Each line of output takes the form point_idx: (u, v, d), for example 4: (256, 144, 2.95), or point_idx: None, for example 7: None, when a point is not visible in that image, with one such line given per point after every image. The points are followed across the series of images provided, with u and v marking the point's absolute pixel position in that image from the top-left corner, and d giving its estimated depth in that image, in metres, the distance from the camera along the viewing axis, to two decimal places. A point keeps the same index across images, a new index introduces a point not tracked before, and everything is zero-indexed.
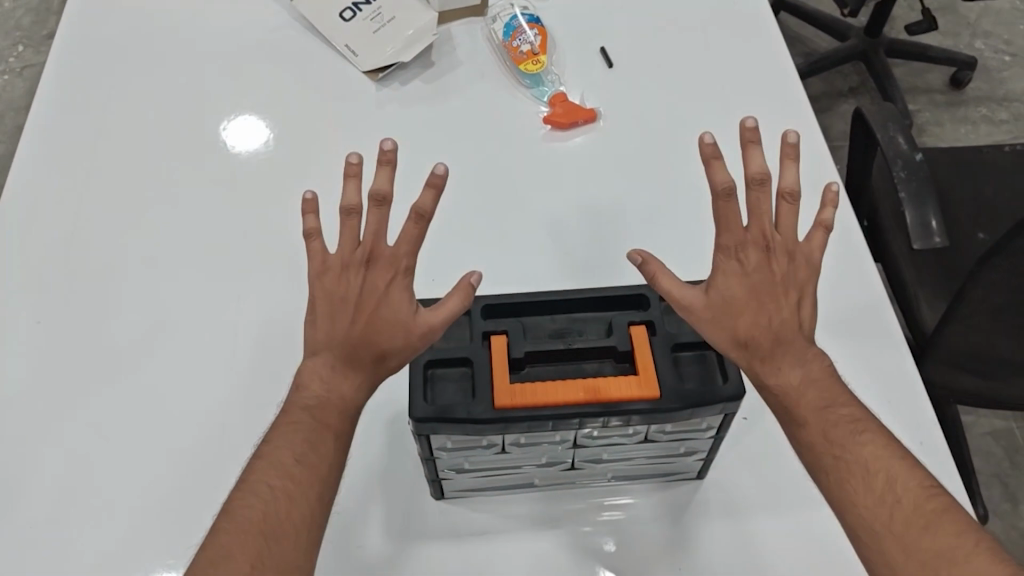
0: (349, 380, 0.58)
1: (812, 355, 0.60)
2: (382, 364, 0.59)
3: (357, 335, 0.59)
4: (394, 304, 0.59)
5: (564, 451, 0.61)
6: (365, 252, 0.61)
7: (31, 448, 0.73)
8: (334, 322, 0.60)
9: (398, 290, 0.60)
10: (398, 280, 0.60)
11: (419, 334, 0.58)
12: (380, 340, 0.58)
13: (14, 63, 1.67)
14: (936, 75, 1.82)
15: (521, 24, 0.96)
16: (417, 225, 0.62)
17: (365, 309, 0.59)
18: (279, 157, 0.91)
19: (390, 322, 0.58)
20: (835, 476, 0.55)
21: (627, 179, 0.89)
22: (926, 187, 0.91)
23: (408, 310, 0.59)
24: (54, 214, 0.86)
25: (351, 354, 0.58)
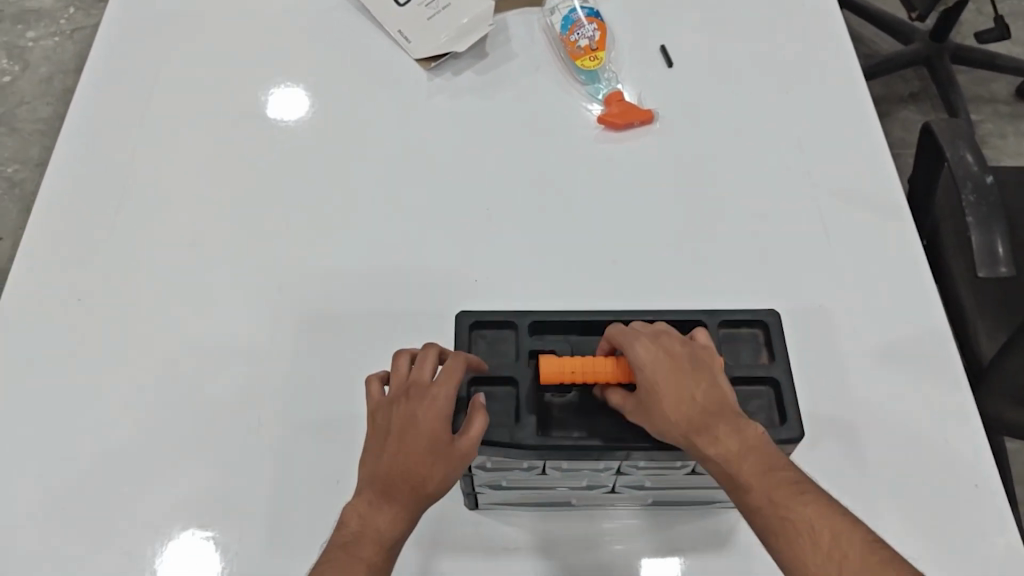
0: (384, 511, 0.55)
1: (745, 423, 0.56)
2: (422, 490, 0.55)
3: (394, 466, 0.56)
4: (430, 431, 0.56)
5: (606, 476, 0.61)
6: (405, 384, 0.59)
7: (70, 424, 0.73)
8: (374, 455, 0.57)
9: (435, 415, 0.56)
10: (434, 408, 0.56)
11: (450, 460, 0.55)
12: (413, 473, 0.55)
13: (66, 25, 1.68)
14: (1002, 85, 1.74)
15: (579, 17, 0.92)
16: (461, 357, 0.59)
17: (401, 439, 0.56)
18: (326, 144, 0.89)
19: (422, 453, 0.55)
20: (778, 537, 0.52)
21: (681, 186, 0.85)
22: (996, 212, 0.86)
23: (446, 437, 0.56)
24: (102, 188, 0.86)
25: (388, 485, 0.56)
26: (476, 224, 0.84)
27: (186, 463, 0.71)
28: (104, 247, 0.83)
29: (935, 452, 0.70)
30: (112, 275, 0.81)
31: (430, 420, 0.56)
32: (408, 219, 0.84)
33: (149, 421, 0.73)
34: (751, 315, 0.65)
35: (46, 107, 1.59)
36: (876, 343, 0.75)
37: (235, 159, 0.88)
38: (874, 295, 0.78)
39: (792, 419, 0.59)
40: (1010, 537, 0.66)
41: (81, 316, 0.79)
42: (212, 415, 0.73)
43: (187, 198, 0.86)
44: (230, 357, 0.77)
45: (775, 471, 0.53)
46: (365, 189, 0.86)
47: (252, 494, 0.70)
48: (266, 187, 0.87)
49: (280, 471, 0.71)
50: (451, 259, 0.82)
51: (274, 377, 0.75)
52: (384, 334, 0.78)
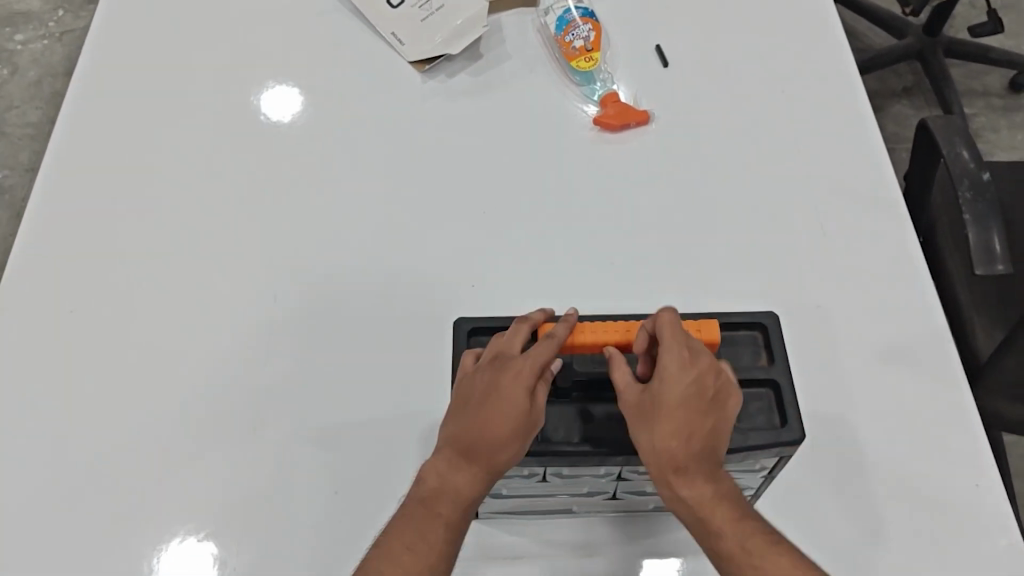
0: (464, 474, 0.57)
1: (722, 474, 0.57)
2: (496, 456, 0.56)
3: (475, 427, 0.58)
4: (510, 393, 0.57)
5: (607, 482, 0.62)
6: (495, 351, 0.61)
7: (67, 435, 0.72)
8: (458, 417, 0.59)
9: (516, 376, 0.58)
10: (522, 378, 0.58)
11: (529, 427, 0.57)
12: (495, 438, 0.56)
13: (54, 28, 1.66)
14: (995, 78, 1.74)
15: (575, 17, 0.92)
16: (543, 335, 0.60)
17: (485, 399, 0.58)
18: (320, 148, 0.88)
19: (505, 416, 0.57)
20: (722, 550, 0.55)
21: (678, 187, 0.85)
22: (993, 208, 0.86)
23: (525, 400, 0.57)
24: (94, 195, 0.85)
25: (468, 445, 0.58)
26: (473, 229, 0.83)
27: (185, 473, 0.71)
28: (98, 254, 0.82)
29: (935, 452, 0.70)
30: (106, 284, 0.80)
31: (514, 381, 0.57)
32: (405, 223, 0.84)
33: (147, 431, 0.73)
34: (749, 318, 0.65)
35: (36, 110, 1.58)
36: (874, 342, 0.75)
37: (229, 165, 0.87)
38: (872, 295, 0.78)
39: (793, 422, 0.59)
40: (1011, 536, 0.66)
41: (75, 325, 0.78)
42: (210, 424, 0.73)
43: (181, 204, 0.85)
44: (228, 364, 0.76)
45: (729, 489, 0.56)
46: (360, 193, 0.86)
47: (254, 503, 0.70)
48: (261, 192, 0.86)
49: (281, 479, 0.71)
50: (448, 263, 0.81)
51: (272, 385, 0.75)
52: (382, 340, 0.77)
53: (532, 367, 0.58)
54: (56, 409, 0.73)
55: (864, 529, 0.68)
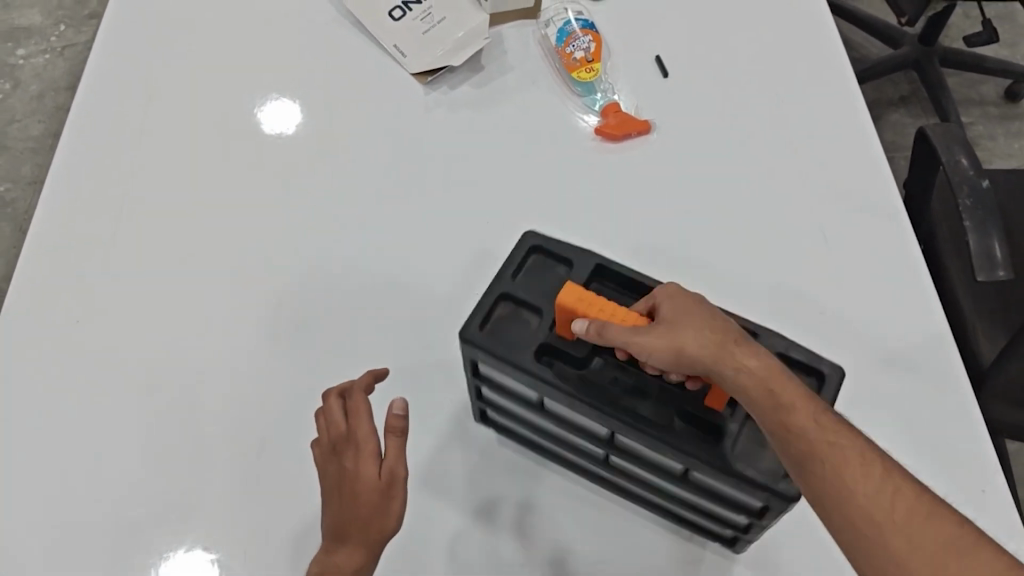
0: (341, 551, 0.59)
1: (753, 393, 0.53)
2: (371, 528, 0.58)
3: (339, 516, 0.59)
4: (358, 475, 0.59)
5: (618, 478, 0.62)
6: (328, 438, 0.62)
7: (72, 449, 0.72)
8: (324, 508, 0.61)
9: (361, 459, 0.59)
10: (363, 457, 0.59)
11: (387, 484, 0.59)
12: (357, 517, 0.58)
13: (56, 42, 1.67)
14: (990, 87, 1.75)
15: (574, 29, 0.93)
16: (362, 405, 0.62)
17: (341, 489, 0.60)
18: (323, 158, 0.89)
19: (361, 493, 0.59)
20: (830, 467, 0.49)
21: (680, 196, 0.85)
22: (992, 214, 0.86)
23: (374, 471, 0.59)
24: (97, 207, 0.85)
25: (339, 530, 0.59)
26: (476, 238, 0.84)
27: (193, 486, 0.71)
28: (103, 268, 0.82)
29: (943, 459, 0.70)
30: (110, 297, 0.80)
31: (359, 462, 0.59)
32: (409, 233, 0.84)
33: (153, 444, 0.72)
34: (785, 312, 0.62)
35: (38, 124, 1.58)
36: (879, 350, 0.75)
37: (231, 176, 0.88)
38: (874, 304, 0.78)
39: None
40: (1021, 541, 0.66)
41: (79, 339, 0.78)
42: (217, 435, 0.73)
43: (186, 217, 0.85)
44: (233, 377, 0.76)
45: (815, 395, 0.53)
46: (364, 205, 0.86)
47: (262, 514, 0.70)
48: (265, 203, 0.86)
49: (288, 491, 0.71)
50: (453, 273, 0.82)
51: (277, 397, 0.75)
52: (388, 350, 0.78)
53: (368, 442, 0.60)
54: (61, 422, 0.73)
55: None
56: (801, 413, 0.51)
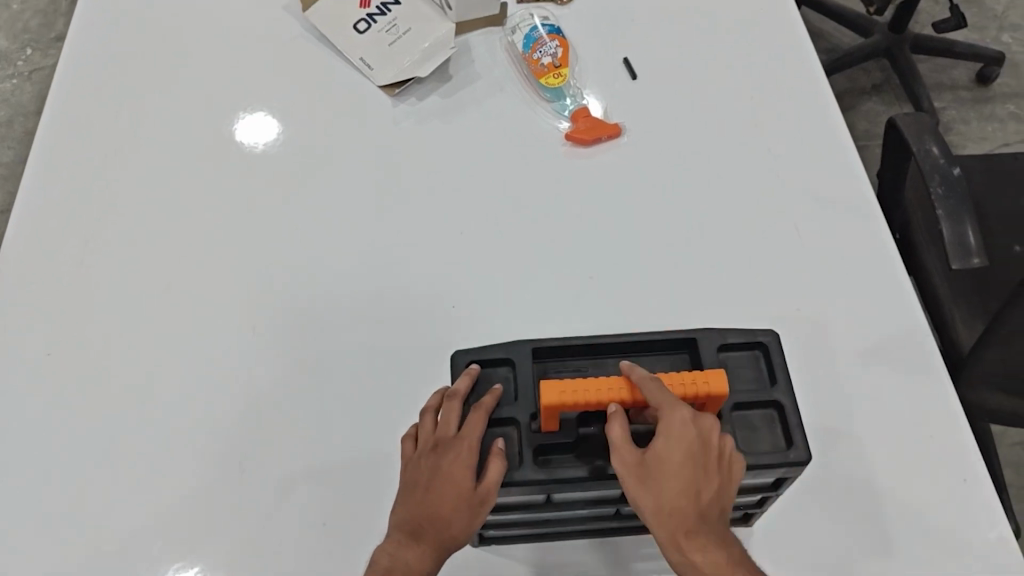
0: (412, 550, 0.59)
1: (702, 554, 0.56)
2: (445, 531, 0.58)
3: (420, 512, 0.59)
4: (452, 476, 0.58)
5: (609, 506, 0.62)
6: (433, 436, 0.62)
7: (50, 485, 0.71)
8: (404, 501, 0.61)
9: (457, 460, 0.59)
10: (461, 461, 0.58)
11: (479, 499, 0.57)
12: (443, 521, 0.58)
13: (23, 66, 1.65)
14: (961, 71, 1.76)
15: (541, 35, 0.93)
16: (475, 413, 0.60)
17: (431, 485, 0.59)
18: (292, 175, 0.88)
19: (453, 498, 0.58)
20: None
21: (652, 199, 0.85)
22: (965, 202, 0.86)
23: (468, 484, 0.57)
24: (67, 235, 0.84)
25: (417, 527, 0.59)
26: (452, 250, 0.83)
27: (175, 515, 0.69)
28: (75, 296, 0.80)
29: (923, 451, 0.70)
30: (83, 326, 0.79)
31: (456, 464, 0.58)
32: (385, 246, 0.84)
33: (132, 476, 0.71)
34: (750, 337, 0.64)
35: (8, 150, 1.56)
36: (859, 344, 0.76)
37: (202, 197, 0.87)
38: (851, 301, 0.78)
39: (800, 442, 0.58)
40: (1002, 530, 0.67)
41: (54, 371, 0.76)
42: (197, 462, 0.72)
43: (172, 221, 0.85)
44: (211, 400, 0.75)
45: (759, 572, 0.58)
46: (337, 221, 0.85)
47: (246, 541, 0.69)
48: (237, 224, 0.85)
49: (271, 514, 0.70)
50: (430, 285, 0.81)
51: (256, 419, 0.74)
52: (367, 367, 0.77)
53: (469, 446, 0.59)
54: (38, 458, 0.72)
55: (872, 543, 0.67)
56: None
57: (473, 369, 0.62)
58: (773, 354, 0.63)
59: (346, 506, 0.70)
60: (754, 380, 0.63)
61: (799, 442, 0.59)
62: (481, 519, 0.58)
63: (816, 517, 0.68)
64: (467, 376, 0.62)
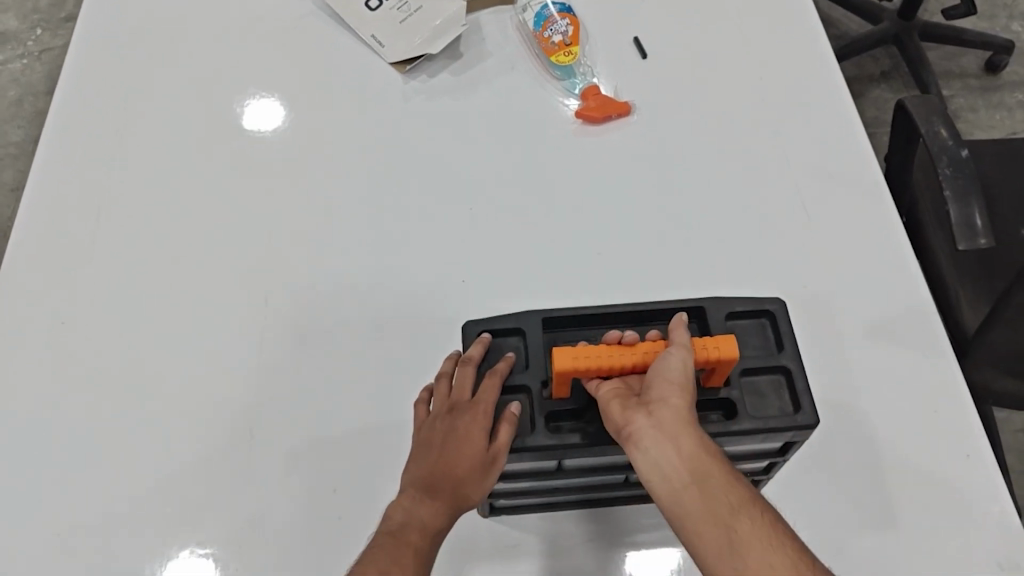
0: (427, 505, 0.58)
1: (668, 445, 0.52)
2: (461, 489, 0.57)
3: (436, 468, 0.59)
4: (468, 435, 0.58)
5: (618, 474, 0.63)
6: (448, 400, 0.63)
7: (66, 455, 0.72)
8: (418, 460, 0.61)
9: (473, 420, 0.59)
10: (476, 421, 0.59)
11: (492, 457, 0.57)
12: (456, 478, 0.57)
13: (33, 46, 1.66)
14: (970, 58, 1.76)
15: (552, 13, 0.93)
16: (489, 377, 0.61)
17: (445, 444, 0.60)
18: (304, 152, 0.89)
19: (466, 455, 0.58)
20: (711, 536, 0.50)
21: (660, 178, 0.86)
22: (972, 184, 0.87)
23: (481, 444, 0.58)
24: (82, 209, 0.85)
25: (432, 484, 0.58)
26: (461, 226, 0.84)
27: (190, 487, 0.71)
28: (90, 273, 0.82)
29: (927, 426, 0.71)
30: (98, 302, 0.80)
31: (472, 426, 0.59)
32: (395, 221, 0.84)
33: (148, 448, 0.73)
34: (756, 305, 0.65)
35: (18, 130, 1.57)
36: (863, 323, 0.76)
37: (215, 173, 0.88)
38: (857, 280, 0.79)
39: (808, 406, 0.59)
40: (1003, 504, 0.67)
41: (70, 345, 0.78)
42: (211, 432, 0.74)
43: (179, 203, 0.86)
44: (226, 372, 0.76)
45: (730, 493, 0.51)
46: (348, 198, 0.86)
47: (259, 508, 0.70)
48: (250, 201, 0.86)
49: (282, 483, 0.71)
50: (440, 262, 0.82)
51: (269, 391, 0.75)
52: (378, 341, 0.78)
53: (483, 408, 0.60)
54: (56, 430, 0.73)
55: (869, 517, 0.68)
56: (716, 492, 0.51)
57: (486, 339, 0.64)
58: (779, 322, 0.64)
59: (356, 479, 0.72)
60: (759, 348, 0.64)
61: (806, 406, 0.59)
62: (493, 479, 0.58)
63: (819, 489, 0.70)
64: (479, 344, 0.63)
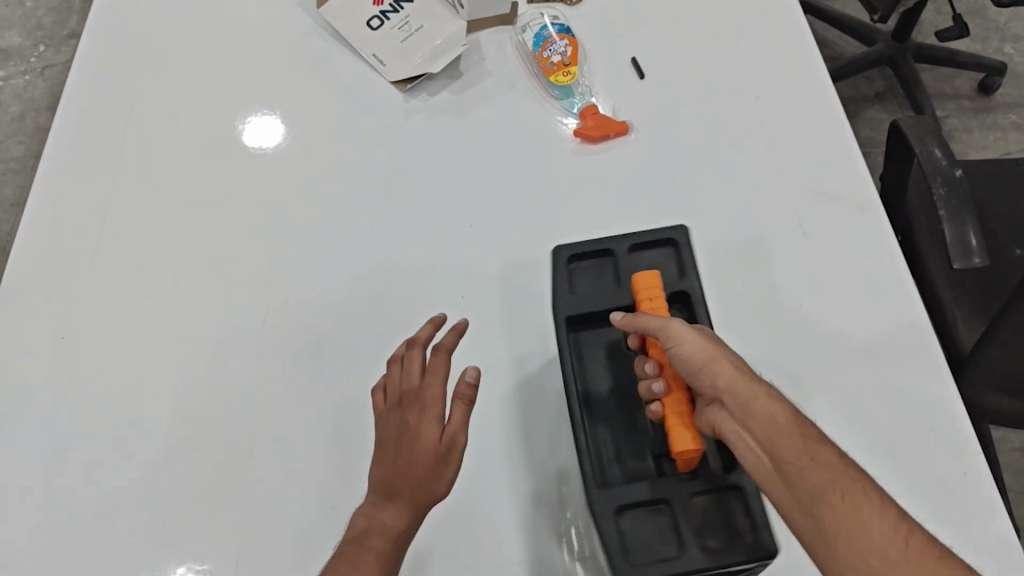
0: (389, 508, 0.59)
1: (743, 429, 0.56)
2: (421, 486, 0.58)
3: (392, 466, 0.59)
4: (420, 432, 0.60)
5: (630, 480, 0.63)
6: (399, 389, 0.63)
7: (63, 469, 0.72)
8: (375, 455, 0.61)
9: (425, 416, 0.60)
10: (431, 413, 0.60)
11: (448, 448, 0.59)
12: (413, 475, 0.58)
13: (36, 63, 1.67)
14: (964, 80, 1.78)
15: (551, 34, 0.94)
16: (441, 366, 0.62)
17: (400, 443, 0.60)
18: (304, 168, 0.89)
19: (423, 450, 0.59)
20: (800, 487, 0.53)
21: (658, 195, 0.87)
22: (967, 204, 0.87)
23: (435, 434, 0.60)
24: (82, 223, 0.85)
25: (391, 486, 0.59)
26: (461, 243, 0.84)
27: (189, 499, 0.71)
28: (90, 285, 0.82)
29: (925, 443, 0.71)
30: (98, 316, 0.80)
31: (425, 417, 0.60)
32: (395, 238, 0.85)
33: (146, 459, 0.73)
34: None
35: (19, 145, 1.58)
36: (859, 341, 0.77)
37: (215, 188, 0.88)
38: (853, 297, 0.79)
39: None
40: (1002, 523, 0.68)
41: (68, 358, 0.78)
42: (208, 446, 0.73)
43: (180, 218, 0.86)
44: (225, 385, 0.76)
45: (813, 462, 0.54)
46: (347, 214, 0.86)
47: (256, 523, 0.70)
48: (251, 216, 0.86)
49: (279, 498, 0.71)
50: (439, 278, 0.82)
51: (267, 405, 0.75)
52: (377, 357, 0.78)
53: (436, 399, 0.61)
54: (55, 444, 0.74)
55: None
56: (790, 454, 0.54)
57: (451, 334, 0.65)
58: None
59: (353, 494, 0.71)
60: None
61: None
62: (449, 471, 0.60)
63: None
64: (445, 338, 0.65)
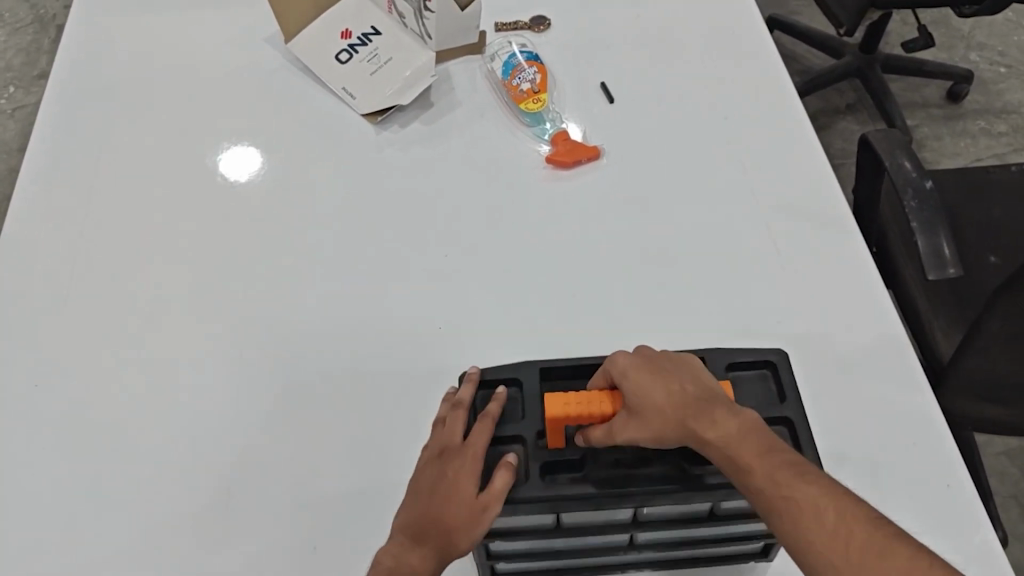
0: (418, 550, 0.59)
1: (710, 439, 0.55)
2: (449, 540, 0.58)
3: (427, 515, 0.59)
4: (458, 485, 0.58)
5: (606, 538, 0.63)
6: (439, 441, 0.63)
7: (34, 519, 0.69)
8: (412, 503, 0.61)
9: (464, 466, 0.59)
10: (466, 470, 0.59)
11: (479, 512, 0.56)
12: (443, 528, 0.58)
13: (6, 104, 1.66)
14: (932, 88, 1.81)
15: (520, 61, 0.95)
16: (485, 425, 0.60)
17: (438, 488, 0.60)
18: (277, 201, 0.89)
19: (454, 505, 0.57)
20: (791, 525, 0.52)
21: (633, 217, 0.87)
22: (938, 214, 0.88)
23: (472, 490, 0.58)
24: (52, 265, 0.84)
25: (422, 530, 0.59)
26: (439, 272, 0.84)
27: (169, 544, 0.69)
28: (60, 327, 0.80)
29: (905, 456, 0.71)
30: (73, 354, 0.78)
31: (460, 473, 0.59)
32: (371, 269, 0.84)
33: (122, 506, 0.70)
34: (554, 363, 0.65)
35: None
36: (836, 357, 0.77)
37: (188, 224, 0.87)
38: (833, 314, 0.79)
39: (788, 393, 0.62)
40: (986, 533, 0.68)
41: (41, 400, 0.75)
42: (188, 489, 0.71)
43: (153, 255, 0.85)
44: (201, 426, 0.74)
45: (763, 451, 0.54)
46: (323, 245, 0.86)
47: (235, 565, 0.68)
48: (226, 249, 0.85)
49: (256, 538, 0.69)
50: (418, 307, 0.82)
51: (244, 443, 0.73)
52: (361, 389, 0.77)
53: (474, 455, 0.59)
54: (30, 486, 0.71)
55: None
56: (754, 468, 0.53)
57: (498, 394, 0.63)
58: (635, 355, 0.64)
59: (336, 533, 0.69)
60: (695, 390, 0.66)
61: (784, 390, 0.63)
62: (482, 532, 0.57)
63: None
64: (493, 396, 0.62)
